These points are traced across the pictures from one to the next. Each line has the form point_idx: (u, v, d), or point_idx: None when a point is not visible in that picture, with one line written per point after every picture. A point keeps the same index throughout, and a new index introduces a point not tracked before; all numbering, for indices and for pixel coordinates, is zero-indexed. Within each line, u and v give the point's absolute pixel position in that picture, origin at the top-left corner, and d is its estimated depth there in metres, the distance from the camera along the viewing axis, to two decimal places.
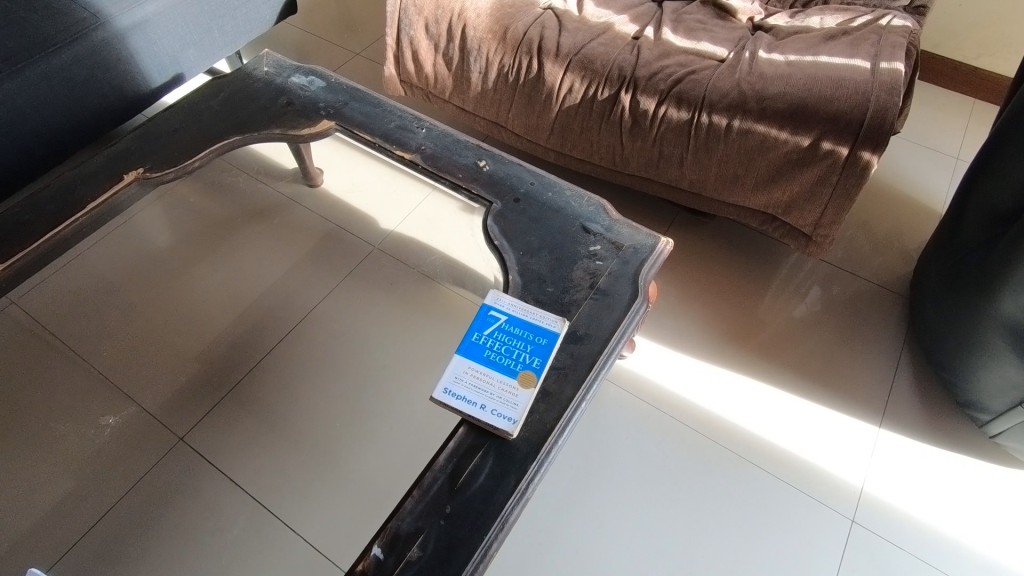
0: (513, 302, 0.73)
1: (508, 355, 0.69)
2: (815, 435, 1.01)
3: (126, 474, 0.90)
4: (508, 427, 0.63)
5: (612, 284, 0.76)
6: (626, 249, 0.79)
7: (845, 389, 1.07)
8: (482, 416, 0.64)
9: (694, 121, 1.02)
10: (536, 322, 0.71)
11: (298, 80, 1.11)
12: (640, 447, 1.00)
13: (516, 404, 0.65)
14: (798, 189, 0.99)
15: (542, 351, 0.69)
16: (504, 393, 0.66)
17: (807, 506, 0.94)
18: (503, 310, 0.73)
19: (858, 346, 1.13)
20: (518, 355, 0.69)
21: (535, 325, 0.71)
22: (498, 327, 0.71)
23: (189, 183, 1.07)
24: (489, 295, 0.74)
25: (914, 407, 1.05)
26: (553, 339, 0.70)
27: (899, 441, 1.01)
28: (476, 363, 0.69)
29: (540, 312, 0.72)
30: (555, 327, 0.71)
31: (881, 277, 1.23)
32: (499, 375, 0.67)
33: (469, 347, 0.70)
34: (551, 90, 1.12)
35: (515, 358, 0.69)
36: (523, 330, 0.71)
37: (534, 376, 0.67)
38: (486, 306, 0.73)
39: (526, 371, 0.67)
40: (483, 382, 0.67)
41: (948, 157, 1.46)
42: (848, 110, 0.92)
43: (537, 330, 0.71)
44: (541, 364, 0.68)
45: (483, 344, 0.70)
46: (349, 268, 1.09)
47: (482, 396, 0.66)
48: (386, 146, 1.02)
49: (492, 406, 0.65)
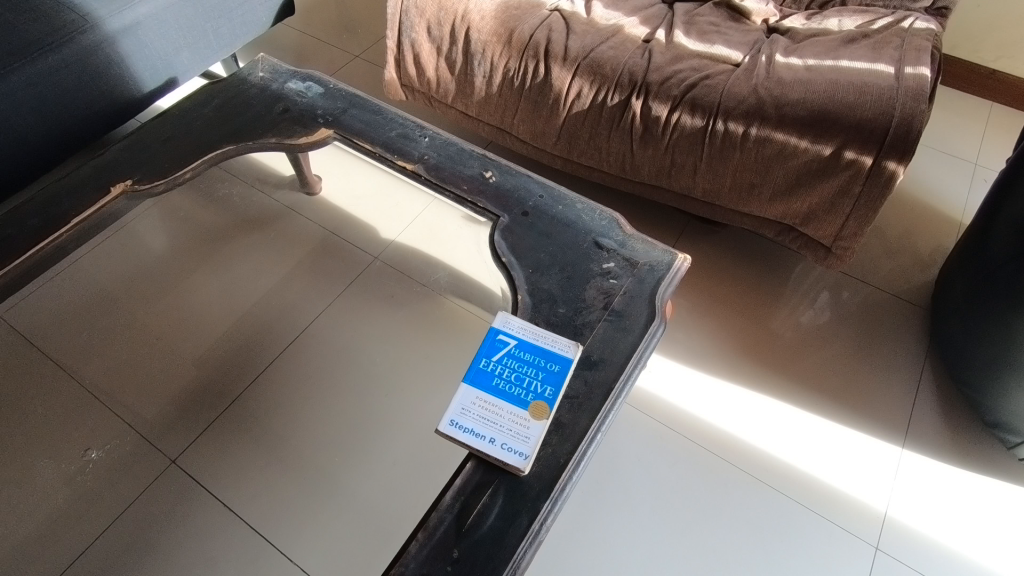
0: (523, 326, 0.69)
1: (519, 383, 0.65)
2: (836, 457, 0.97)
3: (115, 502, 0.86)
4: (520, 463, 0.59)
5: (627, 304, 0.71)
6: (641, 267, 0.75)
7: (866, 407, 1.03)
8: (491, 451, 0.60)
9: (709, 129, 0.97)
10: (547, 347, 0.67)
11: (295, 86, 1.07)
12: (653, 469, 0.96)
13: (528, 438, 0.61)
14: (818, 199, 0.95)
15: (555, 379, 0.65)
16: (514, 425, 0.62)
17: (828, 532, 0.90)
18: (513, 334, 0.69)
19: (878, 361, 1.08)
20: (529, 384, 0.65)
21: (546, 350, 0.67)
22: (508, 353, 0.68)
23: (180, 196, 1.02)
24: (498, 317, 0.70)
25: (938, 426, 1.00)
26: (566, 365, 0.66)
27: (923, 462, 0.97)
28: (485, 392, 0.65)
29: (550, 335, 0.68)
30: (568, 352, 0.67)
31: (901, 288, 1.19)
32: (509, 406, 0.63)
33: (477, 375, 0.66)
34: (559, 96, 1.07)
35: (526, 387, 0.65)
36: (534, 356, 0.67)
37: (547, 407, 0.63)
38: (494, 330, 0.69)
39: (538, 402, 0.63)
40: (492, 414, 0.63)
41: (966, 163, 1.42)
42: (872, 118, 0.88)
43: (548, 356, 0.67)
44: (554, 394, 0.64)
45: (492, 372, 0.66)
46: (351, 280, 1.05)
47: (491, 429, 0.62)
48: (386, 156, 0.97)
49: (502, 439, 0.61)
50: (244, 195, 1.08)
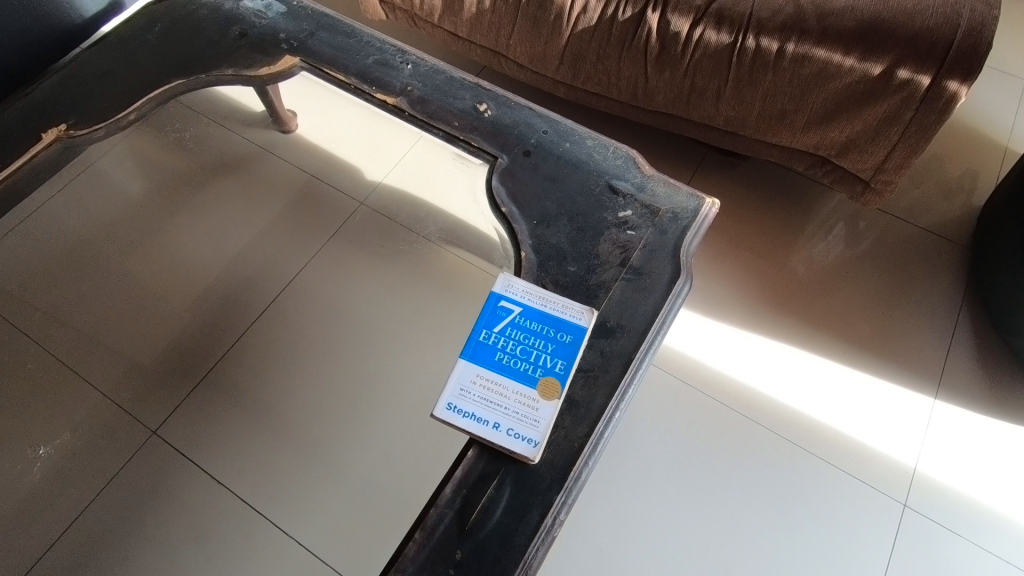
0: (527, 290, 0.61)
1: (525, 358, 0.57)
2: (863, 409, 0.91)
3: (89, 483, 0.78)
4: (529, 453, 0.52)
5: (647, 259, 0.62)
6: (663, 215, 0.65)
7: (898, 355, 0.95)
8: (496, 439, 0.53)
9: (737, 46, 0.84)
10: (557, 315, 0.59)
11: (252, 5, 0.92)
12: (668, 427, 0.89)
13: (537, 422, 0.53)
14: (861, 127, 0.83)
15: (567, 352, 0.57)
16: (521, 407, 0.54)
17: (855, 490, 0.85)
18: (517, 301, 0.60)
19: (912, 305, 1.00)
20: (536, 358, 0.57)
21: (556, 319, 0.59)
22: (512, 323, 0.59)
23: (133, 140, 0.90)
24: (499, 281, 0.61)
25: (974, 374, 0.93)
26: (579, 336, 0.58)
27: (957, 412, 0.91)
28: (487, 370, 0.57)
29: (561, 302, 0.59)
30: (581, 321, 0.58)
31: (939, 223, 1.08)
32: (515, 385, 0.55)
33: (477, 350, 0.58)
34: (562, 10, 0.93)
35: (534, 362, 0.57)
36: (543, 326, 0.58)
37: (558, 385, 0.55)
38: (494, 296, 0.60)
39: (548, 379, 0.56)
40: (495, 394, 0.55)
41: (1014, 78, 1.28)
42: (933, 28, 0.74)
43: (558, 325, 0.58)
44: (566, 369, 0.56)
45: (494, 345, 0.58)
46: (336, 230, 0.95)
47: (495, 412, 0.54)
48: (364, 89, 0.85)
49: (508, 425, 0.53)
50: (201, 134, 0.95)
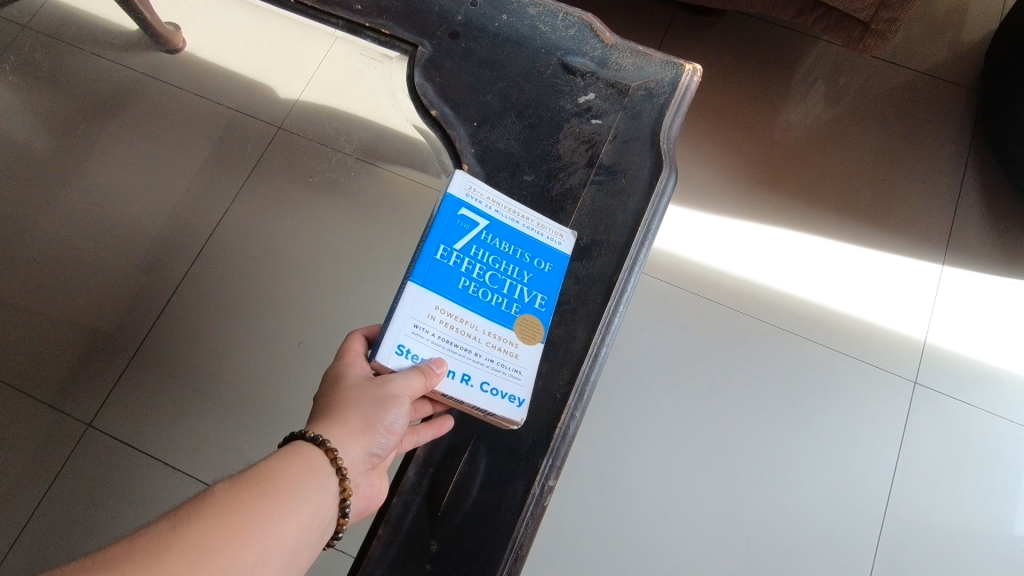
0: (493, 198, 0.46)
1: (496, 288, 0.43)
2: (867, 285, 0.83)
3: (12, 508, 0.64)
4: (517, 416, 0.41)
5: (620, 154, 0.50)
6: (633, 93, 0.51)
7: (903, 221, 0.86)
8: (472, 398, 0.40)
9: None
10: (531, 236, 0.46)
11: None
12: (661, 336, 0.81)
13: (518, 373, 0.42)
14: None
15: (546, 283, 0.45)
16: (498, 354, 0.42)
17: (862, 373, 0.79)
18: (481, 211, 0.45)
19: (915, 163, 0.90)
20: (511, 289, 0.44)
21: (531, 241, 0.46)
22: (475, 242, 0.44)
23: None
24: (456, 180, 0.45)
25: (983, 231, 0.85)
26: (559, 266, 0.46)
27: (965, 276, 0.84)
28: (448, 300, 0.42)
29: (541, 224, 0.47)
30: (562, 248, 0.46)
31: (939, 63, 0.95)
32: (487, 325, 0.42)
33: (433, 270, 0.42)
34: None
35: (508, 295, 0.43)
36: (512, 246, 0.45)
37: (538, 325, 0.44)
38: (452, 202, 0.45)
39: (526, 317, 0.43)
40: (462, 336, 0.41)
41: None
42: None
43: (534, 250, 0.46)
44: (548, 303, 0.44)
45: (455, 266, 0.43)
46: (253, 164, 0.80)
47: (463, 360, 0.41)
48: None
49: (482, 378, 0.41)
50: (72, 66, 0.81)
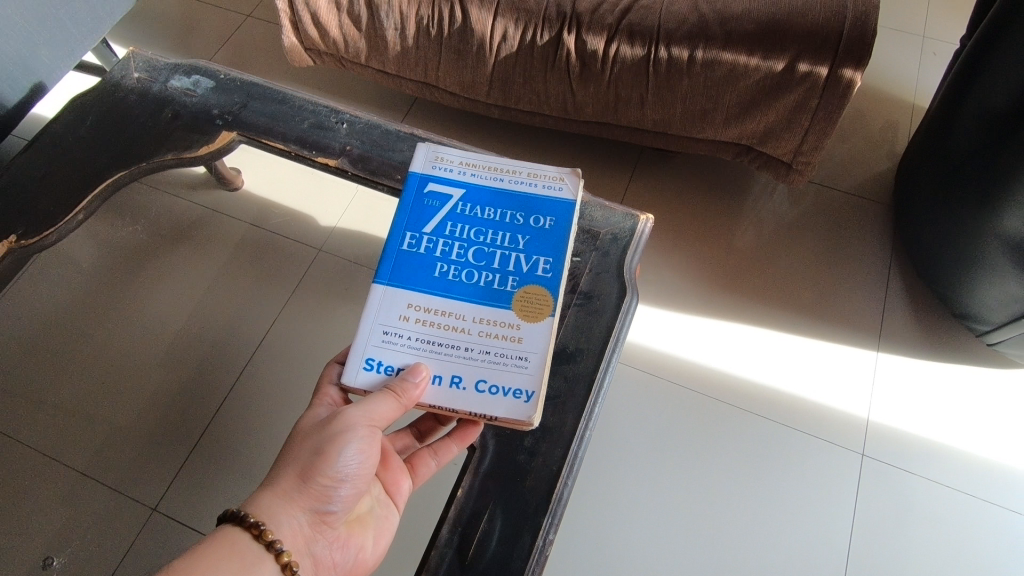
0: (459, 170, 0.67)
1: (480, 259, 0.61)
2: (815, 373, 0.98)
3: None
4: (531, 410, 0.53)
5: (595, 282, 0.67)
6: (603, 238, 0.70)
7: (841, 316, 1.03)
8: (483, 402, 0.53)
9: (651, 57, 0.89)
10: (504, 188, 0.65)
11: (179, 83, 0.83)
12: (644, 420, 0.95)
13: (525, 372, 0.55)
14: (775, 117, 0.90)
15: (533, 234, 0.62)
16: (501, 347, 0.56)
17: (818, 448, 0.93)
18: (452, 177, 0.66)
19: (848, 267, 1.08)
20: (498, 262, 0.60)
21: (501, 198, 0.64)
22: (448, 208, 0.64)
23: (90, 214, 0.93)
24: (421, 166, 0.67)
25: (909, 321, 1.02)
26: (539, 210, 0.63)
27: (898, 362, 0.99)
28: (416, 287, 0.59)
29: (534, 172, 0.66)
30: (557, 195, 0.65)
31: (862, 185, 1.16)
32: (476, 309, 0.58)
33: (417, 256, 0.60)
34: (482, 40, 0.96)
35: (495, 265, 0.60)
36: (482, 207, 0.64)
37: (534, 288, 0.59)
38: (427, 189, 0.65)
39: (522, 291, 0.59)
40: (455, 336, 0.56)
41: (915, 37, 1.33)
42: (824, 23, 0.81)
43: (507, 207, 0.64)
44: (551, 268, 0.60)
45: (435, 242, 0.61)
46: (298, 278, 0.97)
47: (473, 368, 0.55)
48: (305, 154, 0.79)
49: (490, 380, 0.54)
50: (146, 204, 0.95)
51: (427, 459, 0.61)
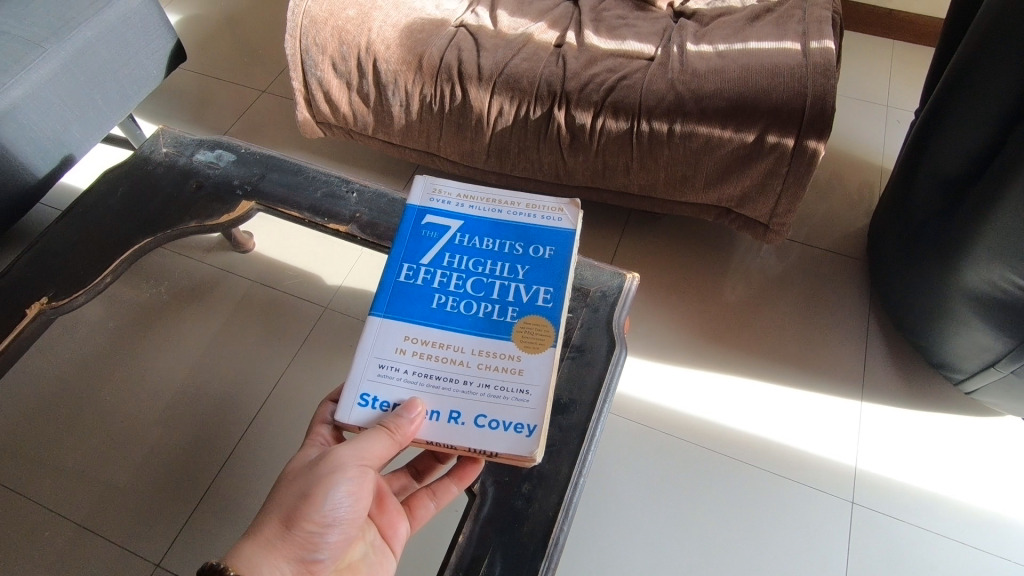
0: (455, 204, 0.70)
1: (477, 290, 0.64)
2: (801, 422, 1.02)
3: None
4: (534, 445, 0.54)
5: (586, 337, 0.72)
6: (593, 295, 0.75)
7: (825, 367, 1.08)
8: (488, 436, 0.55)
9: (634, 130, 0.98)
10: (501, 220, 0.69)
11: (204, 157, 0.91)
12: (638, 470, 0.98)
13: (528, 405, 0.56)
14: (750, 183, 0.98)
15: (532, 263, 0.65)
16: (502, 380, 0.57)
17: (808, 496, 0.95)
18: (450, 209, 0.70)
19: (829, 319, 1.13)
20: (497, 292, 0.63)
21: (498, 230, 0.68)
22: (445, 239, 0.67)
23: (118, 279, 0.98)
24: (420, 198, 0.71)
25: (889, 371, 1.07)
26: (539, 241, 0.67)
27: (881, 411, 1.03)
28: (414, 318, 0.61)
29: (532, 204, 0.70)
30: (560, 224, 0.68)
31: (839, 242, 1.23)
32: (473, 340, 0.60)
33: (414, 288, 0.63)
34: (480, 115, 1.05)
35: (494, 296, 0.63)
36: (478, 239, 0.67)
37: (533, 316, 0.61)
38: (423, 220, 0.69)
39: (522, 320, 0.61)
40: (454, 368, 0.58)
41: (880, 107, 1.44)
42: (787, 100, 0.90)
43: (506, 238, 0.67)
44: (551, 298, 0.62)
45: (432, 275, 0.64)
46: (305, 336, 1.01)
47: (477, 402, 0.57)
48: (317, 221, 0.86)
49: (492, 415, 0.56)
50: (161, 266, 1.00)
51: (425, 500, 0.64)
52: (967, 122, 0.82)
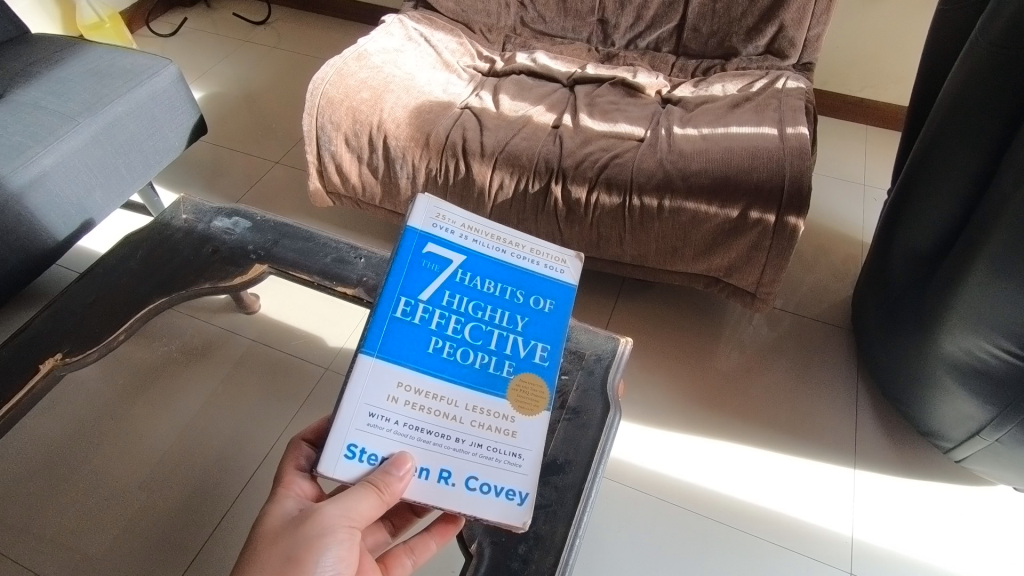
0: (459, 236, 0.68)
1: (474, 338, 0.64)
2: (796, 490, 1.03)
3: None
4: (525, 515, 0.57)
5: (581, 398, 0.75)
6: (588, 357, 0.79)
7: (818, 434, 1.09)
8: (479, 500, 0.56)
9: (626, 204, 1.04)
10: (505, 264, 0.68)
11: (221, 224, 0.97)
12: (635, 538, 0.98)
13: (520, 470, 0.59)
14: (736, 254, 1.04)
15: (531, 316, 0.66)
16: (497, 441, 0.59)
17: (806, 566, 0.94)
18: (453, 240, 0.68)
19: (819, 386, 1.16)
20: (495, 344, 0.64)
21: (502, 274, 0.67)
22: (446, 275, 0.66)
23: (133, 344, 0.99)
24: (422, 222, 0.67)
25: (880, 439, 1.08)
26: (540, 294, 0.68)
27: (875, 480, 1.04)
28: (409, 363, 0.61)
29: (537, 249, 0.70)
30: (562, 278, 0.69)
31: (825, 312, 1.27)
32: (469, 394, 0.60)
33: (411, 329, 0.62)
34: (482, 188, 1.13)
35: (491, 348, 0.64)
36: (480, 280, 0.67)
37: (529, 375, 0.63)
38: (425, 249, 0.66)
39: (517, 379, 0.63)
40: (448, 424, 0.59)
41: (857, 186, 1.53)
42: (767, 180, 0.98)
43: (509, 285, 0.67)
44: (548, 357, 0.65)
45: (430, 316, 0.64)
46: (306, 394, 1.04)
47: (469, 463, 0.58)
48: (326, 284, 0.90)
49: (484, 477, 0.58)
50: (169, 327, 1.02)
51: (402, 557, 0.64)
52: (935, 202, 0.89)
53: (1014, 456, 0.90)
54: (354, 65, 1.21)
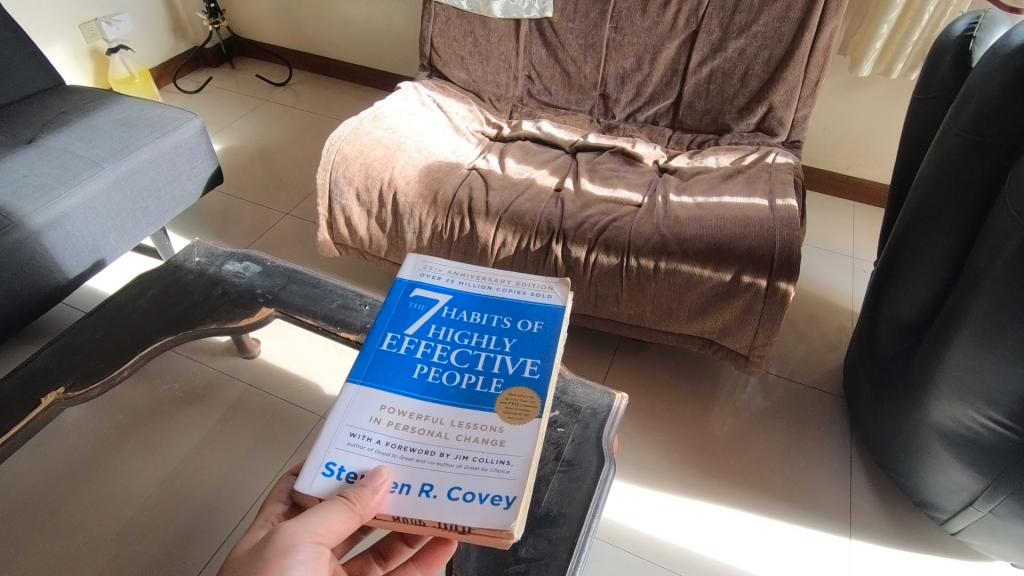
0: (444, 280, 0.74)
1: (462, 363, 0.66)
2: (792, 561, 1.01)
3: None
4: (512, 516, 0.52)
5: (577, 451, 0.75)
6: (584, 411, 0.80)
7: (812, 501, 1.08)
8: (460, 507, 0.53)
9: (624, 265, 1.08)
10: (492, 297, 0.72)
11: (232, 267, 1.00)
12: None
13: (507, 475, 0.55)
14: (729, 316, 1.07)
15: (520, 337, 0.68)
16: (483, 452, 0.57)
17: None
18: (440, 284, 0.74)
19: (813, 452, 1.16)
20: (482, 366, 0.65)
21: (489, 306, 0.71)
22: (433, 311, 0.71)
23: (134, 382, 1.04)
24: (411, 275, 0.75)
25: (875, 509, 1.08)
26: (529, 318, 0.70)
27: (870, 552, 1.02)
28: (393, 387, 0.63)
29: (523, 282, 0.74)
30: (552, 301, 0.71)
31: (818, 379, 1.29)
32: (455, 413, 0.60)
33: (397, 358, 0.66)
34: (485, 245, 1.17)
35: (479, 370, 0.65)
36: (467, 312, 0.70)
37: (518, 389, 0.62)
38: (412, 291, 0.73)
39: (505, 393, 0.62)
40: (432, 441, 0.58)
41: (847, 258, 1.59)
42: (759, 247, 1.02)
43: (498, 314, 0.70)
44: (537, 369, 0.64)
45: (415, 346, 0.67)
46: (300, 443, 1.03)
47: (453, 475, 0.55)
48: (330, 329, 0.92)
49: (468, 487, 0.54)
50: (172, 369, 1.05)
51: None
52: (916, 273, 0.93)
53: (1008, 530, 0.89)
54: (369, 126, 1.29)
